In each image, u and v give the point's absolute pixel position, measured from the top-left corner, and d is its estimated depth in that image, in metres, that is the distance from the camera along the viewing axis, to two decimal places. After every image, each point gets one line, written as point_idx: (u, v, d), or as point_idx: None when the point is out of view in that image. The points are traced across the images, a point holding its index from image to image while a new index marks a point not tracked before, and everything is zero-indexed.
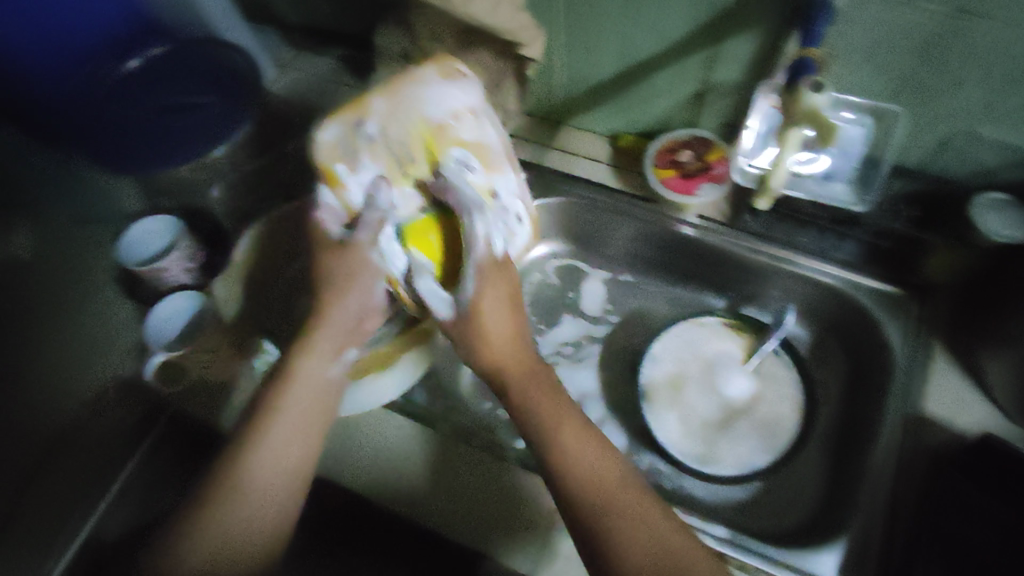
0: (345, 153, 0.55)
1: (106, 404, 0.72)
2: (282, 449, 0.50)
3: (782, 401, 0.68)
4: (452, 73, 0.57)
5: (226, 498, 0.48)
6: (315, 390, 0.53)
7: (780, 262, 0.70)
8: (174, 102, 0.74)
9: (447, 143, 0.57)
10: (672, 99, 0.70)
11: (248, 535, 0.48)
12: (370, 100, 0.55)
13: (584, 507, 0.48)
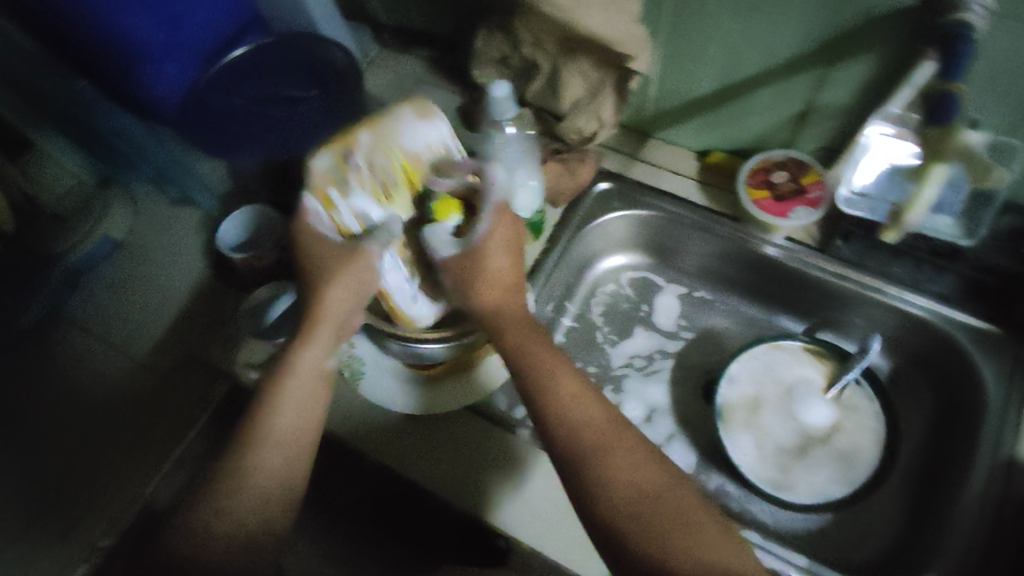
0: (335, 183, 0.57)
1: (172, 374, 0.73)
2: (283, 435, 0.55)
3: (862, 433, 0.66)
4: (428, 112, 0.61)
5: (234, 479, 0.54)
6: (309, 375, 0.57)
7: (869, 291, 0.68)
8: (272, 94, 0.75)
9: (423, 170, 0.61)
10: (770, 118, 0.69)
11: (257, 507, 0.54)
12: (355, 134, 0.57)
13: (654, 525, 0.49)
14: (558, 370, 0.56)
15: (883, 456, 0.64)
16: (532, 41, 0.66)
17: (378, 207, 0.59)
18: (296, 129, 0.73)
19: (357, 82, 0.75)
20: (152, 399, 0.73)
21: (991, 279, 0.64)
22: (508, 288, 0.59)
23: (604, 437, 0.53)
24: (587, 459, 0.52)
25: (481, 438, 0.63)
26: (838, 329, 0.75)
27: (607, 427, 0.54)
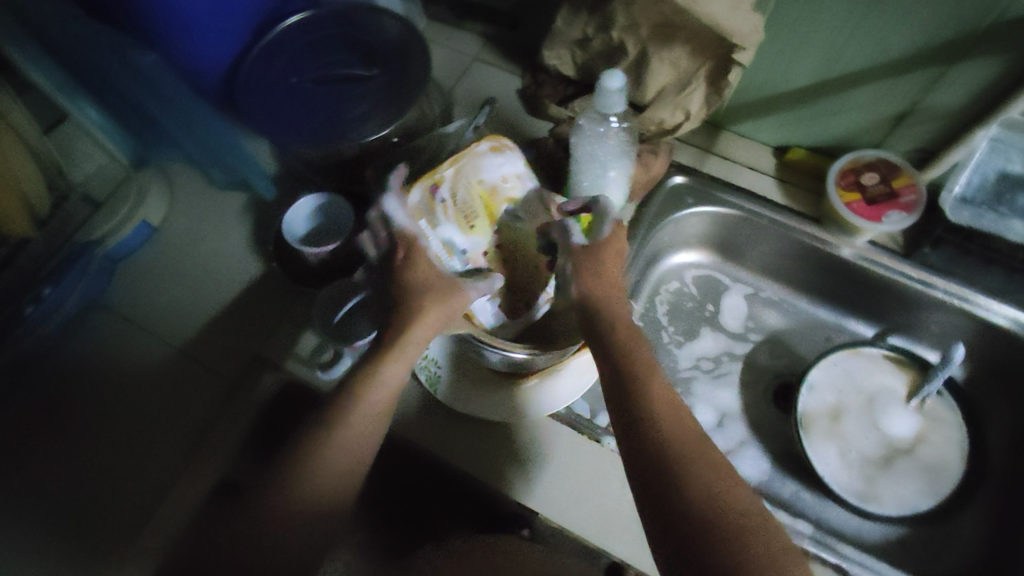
0: (423, 216, 0.55)
1: (216, 368, 0.68)
2: (340, 467, 0.46)
3: (946, 445, 0.66)
4: (504, 147, 0.58)
5: (300, 469, 0.45)
6: (380, 404, 0.49)
7: (955, 299, 0.66)
8: (329, 74, 0.70)
9: (501, 201, 0.57)
10: (863, 116, 0.66)
11: (311, 501, 0.45)
12: (440, 170, 0.56)
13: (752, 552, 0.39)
14: (648, 366, 0.48)
15: (968, 470, 0.65)
16: (624, 24, 0.62)
17: (463, 236, 0.56)
18: (356, 110, 0.67)
19: (423, 63, 0.70)
20: (194, 397, 0.66)
21: None
22: (596, 275, 0.52)
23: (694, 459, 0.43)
24: (670, 477, 0.42)
25: (562, 451, 0.60)
26: (913, 334, 0.73)
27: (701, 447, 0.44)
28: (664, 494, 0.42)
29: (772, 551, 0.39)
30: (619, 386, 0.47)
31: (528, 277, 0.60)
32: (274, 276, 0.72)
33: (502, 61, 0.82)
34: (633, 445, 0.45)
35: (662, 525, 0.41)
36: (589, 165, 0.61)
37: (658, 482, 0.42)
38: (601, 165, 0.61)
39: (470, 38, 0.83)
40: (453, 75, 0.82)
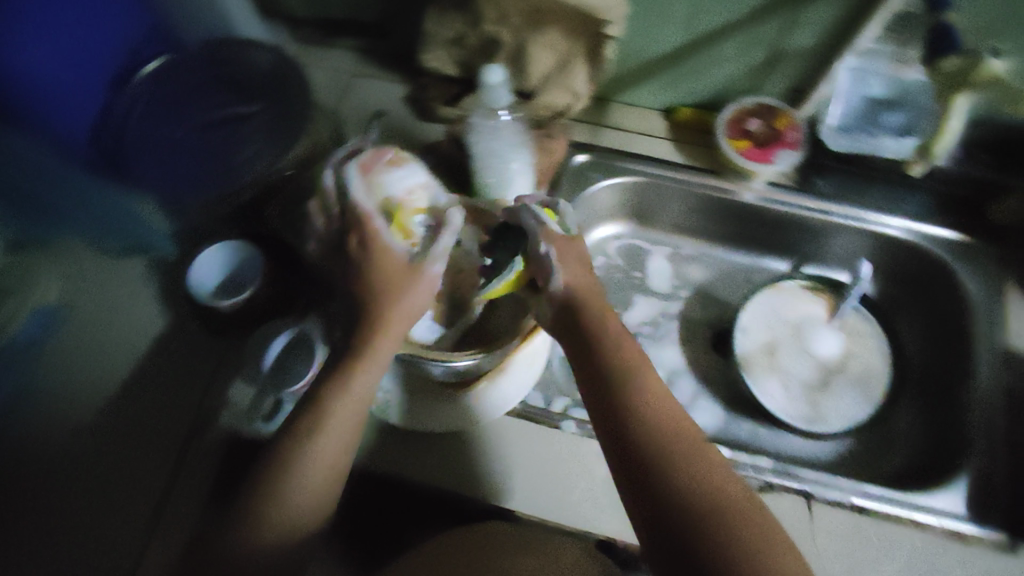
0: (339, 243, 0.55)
1: (143, 441, 0.62)
2: (320, 482, 0.46)
3: (871, 355, 0.72)
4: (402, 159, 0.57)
5: (262, 505, 0.44)
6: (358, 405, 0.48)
7: (852, 222, 0.71)
8: (209, 117, 0.67)
9: (411, 214, 0.55)
10: (735, 67, 0.69)
11: (278, 537, 0.44)
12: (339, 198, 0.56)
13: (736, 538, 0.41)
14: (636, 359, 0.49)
15: (893, 371, 0.71)
16: (495, 17, 0.62)
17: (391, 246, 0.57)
18: (245, 148, 0.64)
19: (301, 88, 0.68)
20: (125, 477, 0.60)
21: (959, 189, 0.69)
22: (575, 270, 0.53)
23: (658, 416, 0.46)
24: (638, 433, 0.45)
25: (524, 446, 0.62)
26: (822, 260, 0.78)
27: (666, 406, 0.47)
28: (632, 450, 0.45)
29: (731, 493, 0.43)
30: (584, 355, 0.49)
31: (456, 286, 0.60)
32: (193, 335, 0.67)
33: (382, 73, 0.81)
34: (601, 407, 0.47)
35: (631, 478, 0.44)
36: (494, 151, 0.63)
37: (627, 440, 0.45)
38: (504, 147, 0.63)
39: (344, 55, 0.82)
40: (335, 94, 0.80)
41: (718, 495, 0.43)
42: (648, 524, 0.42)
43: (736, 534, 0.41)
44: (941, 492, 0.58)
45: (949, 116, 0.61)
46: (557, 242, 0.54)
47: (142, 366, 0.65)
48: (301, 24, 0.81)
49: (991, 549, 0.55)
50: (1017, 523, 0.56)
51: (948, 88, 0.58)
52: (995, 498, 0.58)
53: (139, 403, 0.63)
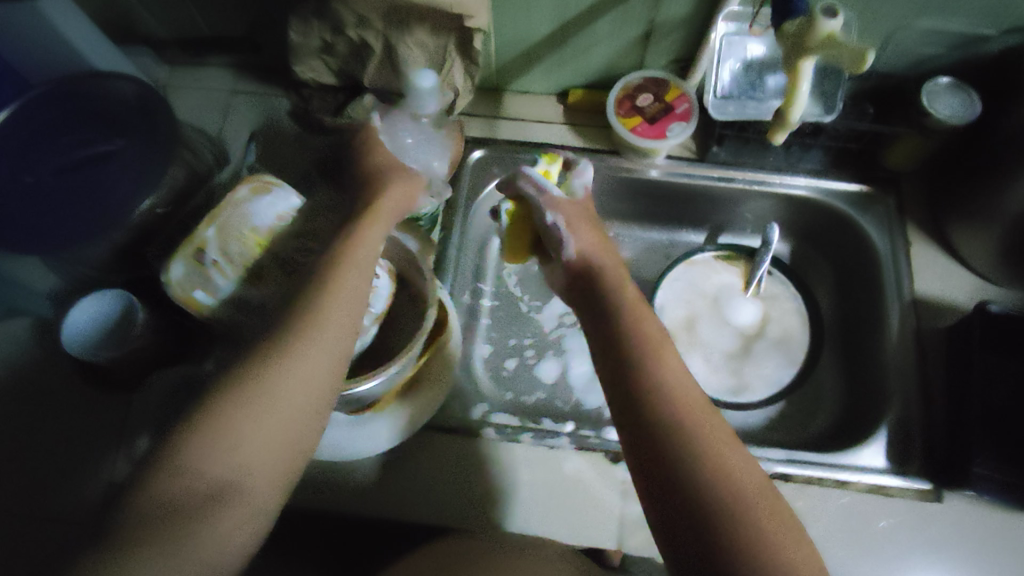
0: (198, 288, 0.49)
1: (45, 518, 0.57)
2: (281, 413, 0.41)
3: (788, 315, 0.71)
4: (266, 184, 0.54)
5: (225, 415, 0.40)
6: (333, 338, 0.44)
7: (754, 185, 0.70)
8: (70, 159, 0.60)
9: (284, 239, 0.53)
10: (616, 42, 0.68)
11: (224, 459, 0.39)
12: (198, 232, 0.50)
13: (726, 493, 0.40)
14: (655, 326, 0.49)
15: (811, 332, 0.70)
16: (355, 22, 0.60)
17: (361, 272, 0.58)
18: (114, 190, 0.59)
19: (167, 116, 0.63)
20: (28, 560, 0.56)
21: (852, 143, 0.68)
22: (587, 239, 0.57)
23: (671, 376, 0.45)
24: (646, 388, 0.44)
25: (450, 458, 0.61)
26: (735, 227, 0.77)
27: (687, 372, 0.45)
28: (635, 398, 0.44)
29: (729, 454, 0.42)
30: (597, 307, 0.51)
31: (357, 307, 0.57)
32: (87, 396, 0.62)
33: (261, 87, 0.77)
34: (613, 346, 0.48)
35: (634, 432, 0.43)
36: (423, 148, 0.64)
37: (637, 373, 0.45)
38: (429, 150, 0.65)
39: (219, 72, 0.78)
40: (215, 116, 0.76)
41: (713, 462, 0.41)
42: (643, 478, 0.42)
43: (720, 502, 0.39)
44: (866, 448, 0.59)
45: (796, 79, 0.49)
46: (563, 212, 0.59)
47: (39, 436, 0.61)
48: (166, 47, 0.76)
49: (916, 498, 0.56)
50: (939, 469, 0.57)
51: (791, 52, 0.46)
52: (913, 443, 0.58)
53: (41, 478, 0.59)
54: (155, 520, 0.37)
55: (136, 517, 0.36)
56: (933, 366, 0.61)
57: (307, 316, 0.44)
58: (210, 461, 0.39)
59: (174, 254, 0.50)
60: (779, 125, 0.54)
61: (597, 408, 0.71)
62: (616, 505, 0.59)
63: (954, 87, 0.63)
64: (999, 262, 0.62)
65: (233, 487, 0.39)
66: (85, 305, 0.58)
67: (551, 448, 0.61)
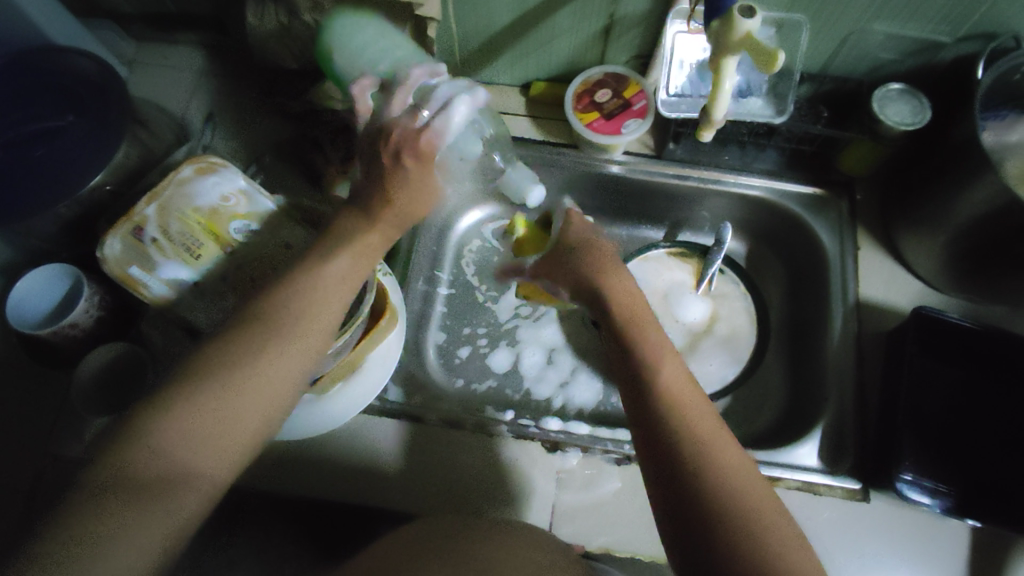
0: (133, 266, 0.50)
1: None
2: (253, 395, 0.42)
3: (737, 314, 0.73)
4: (212, 164, 0.54)
5: (203, 400, 0.41)
6: (316, 327, 0.45)
7: (709, 183, 0.71)
8: (22, 133, 0.61)
9: (226, 220, 0.53)
10: (576, 36, 0.68)
11: (199, 443, 0.40)
12: (138, 210, 0.51)
13: (721, 514, 0.41)
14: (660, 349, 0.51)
15: (757, 333, 0.71)
16: (311, 6, 0.61)
17: None
18: (65, 165, 0.59)
19: (124, 92, 0.63)
20: None
21: (806, 145, 0.68)
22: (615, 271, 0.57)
23: (675, 388, 0.48)
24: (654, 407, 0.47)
25: (395, 442, 0.62)
26: (694, 225, 0.77)
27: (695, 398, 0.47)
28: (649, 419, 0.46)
29: (727, 473, 0.43)
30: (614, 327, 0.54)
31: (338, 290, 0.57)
32: (34, 369, 0.63)
33: (230, 67, 0.78)
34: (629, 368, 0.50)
35: (643, 445, 0.47)
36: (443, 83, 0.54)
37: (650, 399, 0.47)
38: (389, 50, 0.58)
39: (189, 52, 0.79)
40: (182, 95, 0.76)
41: (709, 482, 0.42)
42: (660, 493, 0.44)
43: (717, 523, 0.41)
44: (802, 446, 0.60)
45: (720, 77, 0.49)
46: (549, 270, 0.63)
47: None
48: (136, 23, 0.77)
49: (842, 496, 0.57)
50: (868, 471, 0.58)
51: (715, 49, 0.47)
52: (844, 444, 0.59)
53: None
54: (113, 490, 0.37)
55: (97, 485, 0.38)
56: (871, 369, 0.62)
57: (293, 306, 0.44)
58: (179, 434, 0.40)
59: (112, 229, 0.50)
60: (705, 122, 0.56)
61: (547, 398, 0.72)
62: (550, 493, 0.59)
63: (906, 94, 0.63)
64: (943, 269, 0.62)
65: (199, 463, 0.40)
66: (42, 273, 0.59)
67: (490, 436, 0.62)
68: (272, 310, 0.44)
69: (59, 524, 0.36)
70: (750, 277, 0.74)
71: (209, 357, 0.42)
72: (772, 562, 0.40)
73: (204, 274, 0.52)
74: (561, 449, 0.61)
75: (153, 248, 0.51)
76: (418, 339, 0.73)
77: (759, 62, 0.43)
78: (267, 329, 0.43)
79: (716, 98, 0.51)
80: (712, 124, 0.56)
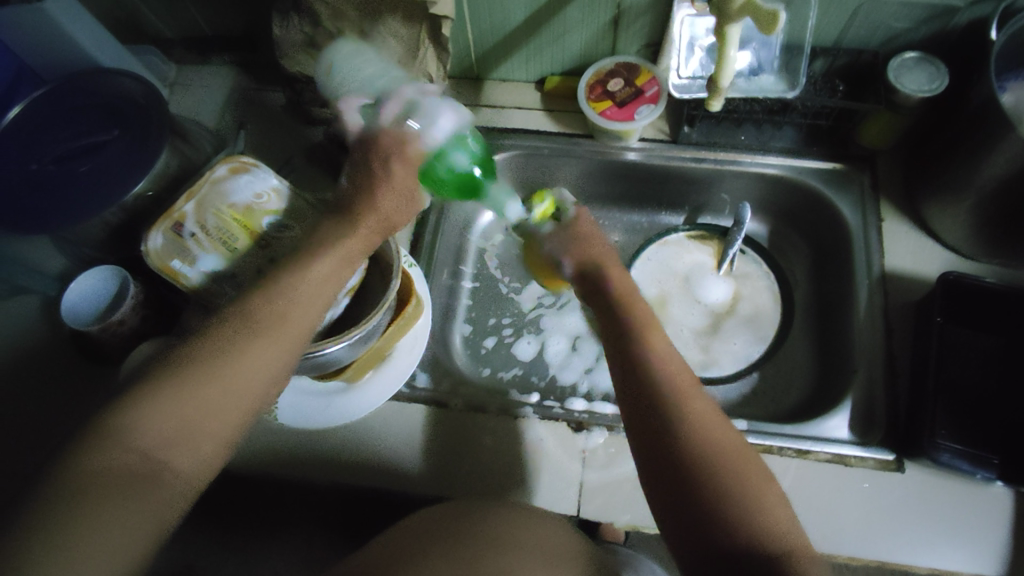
0: (175, 259, 0.54)
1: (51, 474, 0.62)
2: (238, 383, 0.44)
3: (758, 294, 0.74)
4: (245, 164, 0.58)
5: (176, 387, 0.42)
6: (293, 320, 0.47)
7: (726, 165, 0.71)
8: (71, 148, 0.65)
9: (259, 216, 0.57)
10: (587, 27, 0.70)
11: (179, 428, 0.41)
12: (178, 207, 0.55)
13: (715, 490, 0.42)
14: (642, 324, 0.51)
15: (782, 310, 0.72)
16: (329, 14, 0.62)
17: None
18: (109, 175, 0.63)
19: (162, 106, 0.67)
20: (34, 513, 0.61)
21: (822, 120, 0.68)
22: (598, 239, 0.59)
23: (660, 356, 0.48)
24: (643, 389, 0.47)
25: (421, 430, 0.63)
26: (714, 208, 0.78)
27: (682, 375, 0.47)
28: (640, 398, 0.46)
29: (721, 449, 0.44)
30: (600, 305, 0.54)
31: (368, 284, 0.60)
32: (86, 368, 0.67)
33: (260, 81, 0.82)
34: (616, 348, 0.50)
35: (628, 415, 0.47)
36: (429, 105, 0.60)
37: (635, 380, 0.47)
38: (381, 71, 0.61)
39: (222, 69, 0.83)
40: (217, 108, 0.81)
41: (703, 459, 0.43)
42: (654, 473, 0.44)
43: (713, 502, 0.42)
44: (832, 418, 0.59)
45: (725, 45, 0.54)
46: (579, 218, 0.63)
47: (40, 404, 0.66)
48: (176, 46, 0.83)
49: (876, 467, 0.56)
50: (902, 442, 0.57)
51: (719, 18, 0.52)
52: (876, 416, 0.58)
53: (40, 442, 0.64)
54: (99, 475, 0.38)
55: (86, 469, 0.38)
56: (901, 340, 0.61)
57: (281, 302, 0.47)
58: (172, 420, 0.41)
59: (155, 225, 0.54)
60: (713, 92, 0.60)
61: (572, 384, 0.73)
62: (576, 473, 0.60)
63: (921, 62, 0.62)
64: (970, 236, 0.61)
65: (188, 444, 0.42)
66: (84, 280, 0.64)
67: (516, 418, 0.63)
68: (260, 307, 0.46)
69: (47, 505, 0.37)
70: (770, 256, 0.75)
71: (198, 344, 0.44)
72: (770, 540, 0.41)
73: (237, 264, 0.55)
74: (585, 428, 0.62)
75: (192, 242, 0.54)
76: (444, 330, 0.75)
77: (760, 23, 0.48)
78: (248, 323, 0.45)
79: (721, 66, 0.56)
80: (719, 93, 0.60)
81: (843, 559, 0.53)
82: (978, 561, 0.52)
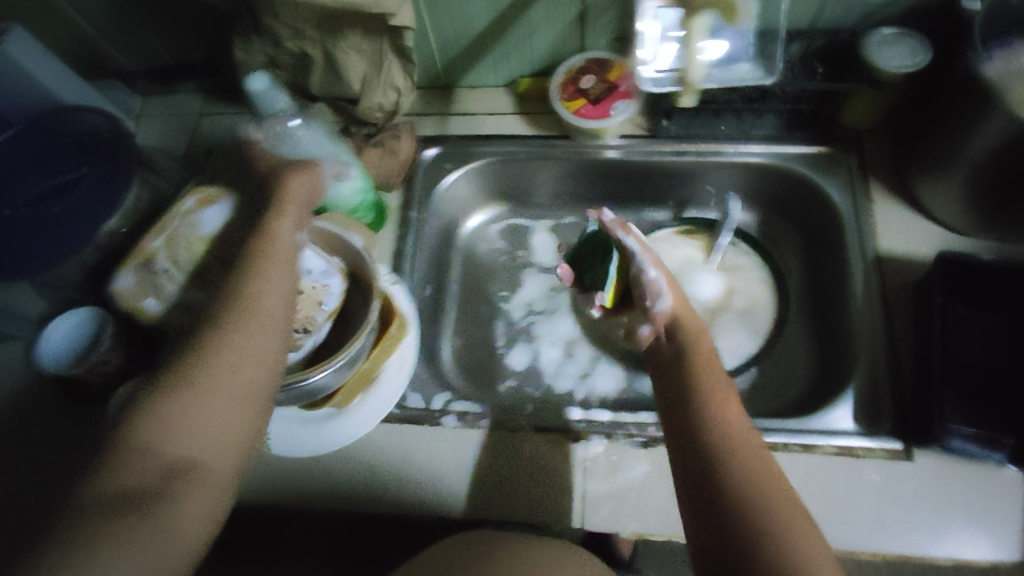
0: (146, 295, 0.55)
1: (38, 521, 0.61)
2: (230, 415, 0.43)
3: (752, 284, 0.72)
4: (212, 196, 0.60)
5: (162, 408, 0.42)
6: (258, 329, 0.47)
7: (707, 155, 0.70)
8: (37, 189, 0.64)
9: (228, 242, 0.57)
10: (553, 27, 0.69)
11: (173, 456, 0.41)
12: (147, 245, 0.57)
13: (746, 499, 0.42)
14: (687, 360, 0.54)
15: (777, 298, 0.71)
16: (291, 34, 0.64)
17: (338, 280, 0.60)
18: (76, 213, 0.62)
19: (130, 139, 0.66)
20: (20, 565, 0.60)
21: (803, 103, 0.68)
22: (676, 297, 0.61)
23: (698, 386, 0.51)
24: (682, 421, 0.49)
25: (416, 450, 0.61)
26: (701, 201, 0.76)
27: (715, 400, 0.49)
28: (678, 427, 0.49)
29: (754, 463, 0.44)
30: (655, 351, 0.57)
31: (350, 307, 0.60)
32: (70, 412, 0.66)
33: (229, 105, 0.82)
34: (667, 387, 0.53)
35: (671, 457, 0.48)
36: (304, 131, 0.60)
37: (676, 415, 0.50)
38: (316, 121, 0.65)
39: (190, 95, 0.83)
40: (188, 135, 0.80)
41: (737, 475, 0.44)
42: (690, 496, 0.45)
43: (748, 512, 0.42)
44: (836, 408, 0.57)
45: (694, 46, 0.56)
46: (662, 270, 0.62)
47: (22, 454, 0.65)
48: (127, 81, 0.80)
49: (887, 457, 0.54)
50: (910, 429, 0.55)
51: None
52: (883, 404, 0.56)
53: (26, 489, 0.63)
54: (96, 518, 0.37)
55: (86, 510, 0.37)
56: (901, 323, 0.59)
57: (243, 306, 0.47)
58: (165, 456, 0.40)
59: (124, 265, 0.56)
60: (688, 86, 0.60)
61: (568, 391, 0.72)
62: (577, 483, 0.59)
63: (901, 36, 0.61)
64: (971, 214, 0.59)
65: (187, 476, 0.41)
66: (59, 324, 0.63)
67: (512, 430, 0.62)
68: (223, 330, 0.46)
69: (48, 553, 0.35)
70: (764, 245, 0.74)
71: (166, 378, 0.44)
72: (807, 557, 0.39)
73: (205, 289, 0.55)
74: (584, 437, 0.61)
75: (165, 278, 0.56)
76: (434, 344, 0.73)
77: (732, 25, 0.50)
78: (216, 344, 0.45)
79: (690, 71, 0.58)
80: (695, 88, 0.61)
81: (862, 558, 0.51)
82: (998, 546, 0.50)
